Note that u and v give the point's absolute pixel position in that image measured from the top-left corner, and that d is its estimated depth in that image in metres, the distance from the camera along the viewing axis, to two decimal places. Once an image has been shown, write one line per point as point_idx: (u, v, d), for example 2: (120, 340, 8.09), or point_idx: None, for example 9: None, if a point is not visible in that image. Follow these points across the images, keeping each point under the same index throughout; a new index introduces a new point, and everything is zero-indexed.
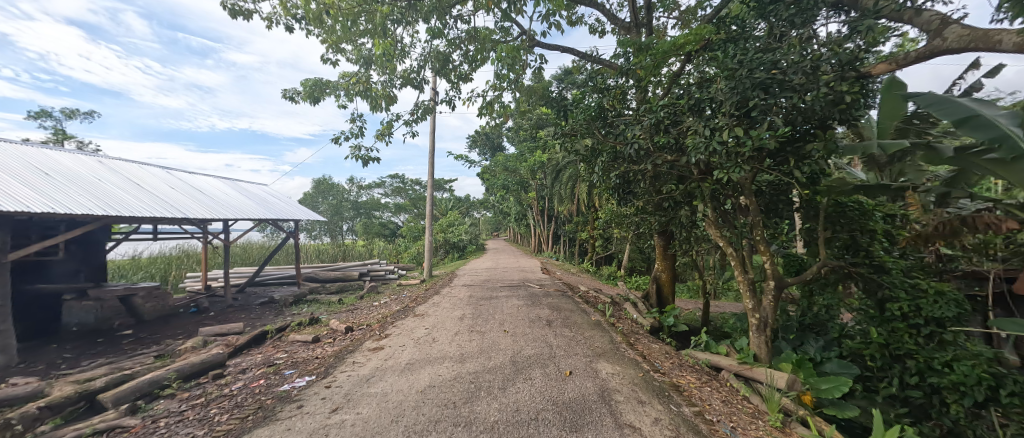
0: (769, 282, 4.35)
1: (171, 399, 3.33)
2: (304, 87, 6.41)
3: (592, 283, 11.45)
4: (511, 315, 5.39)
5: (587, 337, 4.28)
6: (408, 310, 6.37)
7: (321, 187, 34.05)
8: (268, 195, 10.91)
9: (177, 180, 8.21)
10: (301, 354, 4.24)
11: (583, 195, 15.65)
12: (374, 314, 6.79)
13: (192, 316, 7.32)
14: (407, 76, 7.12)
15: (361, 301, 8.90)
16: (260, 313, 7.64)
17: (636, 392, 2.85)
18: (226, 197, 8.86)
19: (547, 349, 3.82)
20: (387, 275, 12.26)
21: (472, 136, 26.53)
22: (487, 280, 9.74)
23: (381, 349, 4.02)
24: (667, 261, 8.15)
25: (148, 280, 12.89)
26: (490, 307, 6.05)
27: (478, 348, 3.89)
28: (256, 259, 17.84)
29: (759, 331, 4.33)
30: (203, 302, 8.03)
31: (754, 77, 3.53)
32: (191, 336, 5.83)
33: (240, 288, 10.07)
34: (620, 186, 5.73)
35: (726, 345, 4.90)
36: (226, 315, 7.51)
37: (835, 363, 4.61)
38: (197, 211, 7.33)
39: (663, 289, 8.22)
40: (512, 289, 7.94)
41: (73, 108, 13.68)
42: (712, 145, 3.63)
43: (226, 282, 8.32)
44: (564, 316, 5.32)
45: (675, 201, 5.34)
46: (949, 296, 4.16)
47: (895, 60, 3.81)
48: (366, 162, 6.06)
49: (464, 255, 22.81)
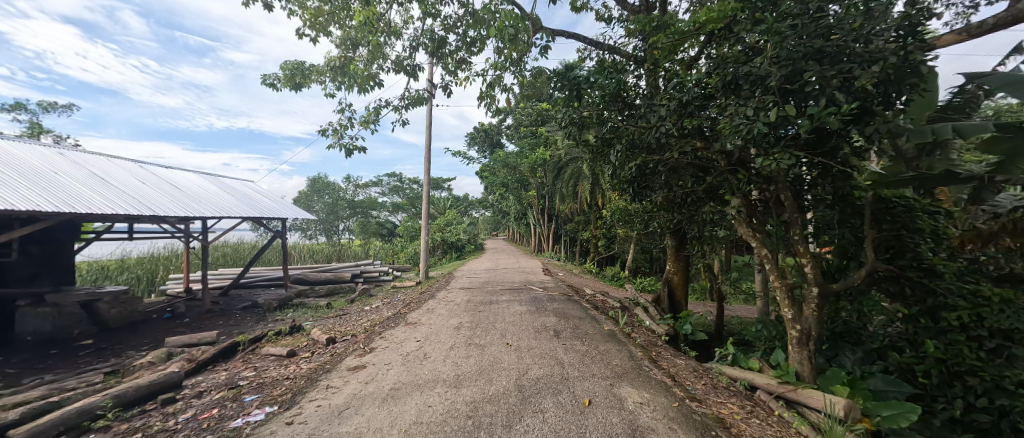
0: (811, 289, 3.76)
1: (102, 434, 2.72)
2: (283, 71, 5.79)
3: (597, 286, 10.90)
4: (514, 325, 4.81)
5: (602, 353, 3.70)
6: (399, 317, 5.80)
7: (317, 186, 33.40)
8: (255, 193, 10.30)
9: (150, 175, 7.58)
10: (270, 373, 3.64)
11: (586, 194, 15.08)
12: (363, 321, 6.21)
13: (163, 323, 6.70)
14: (399, 61, 6.53)
15: (351, 305, 8.31)
16: (240, 319, 7.04)
17: (675, 432, 2.27)
18: (206, 193, 8.25)
19: (558, 369, 3.24)
20: (381, 277, 11.69)
21: (472, 133, 25.95)
22: (486, 282, 9.15)
23: (363, 368, 3.42)
24: (680, 263, 7.62)
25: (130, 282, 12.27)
26: (489, 314, 5.46)
27: (476, 367, 3.31)
28: (246, 259, 17.19)
29: (801, 345, 3.74)
30: (178, 307, 7.44)
31: (807, 45, 2.95)
32: (155, 347, 5.23)
33: (223, 291, 9.46)
34: (635, 181, 5.15)
35: (757, 359, 4.32)
36: (202, 321, 6.90)
37: (883, 381, 4.03)
38: (171, 209, 6.73)
39: (675, 293, 7.66)
40: (514, 293, 7.39)
41: (51, 101, 13.03)
42: (755, 127, 3.03)
43: (204, 286, 7.72)
44: (573, 326, 4.74)
45: (696, 196, 4.77)
46: (1018, 305, 3.59)
47: (966, 30, 3.25)
48: (348, 152, 5.53)
49: (463, 255, 22.22)
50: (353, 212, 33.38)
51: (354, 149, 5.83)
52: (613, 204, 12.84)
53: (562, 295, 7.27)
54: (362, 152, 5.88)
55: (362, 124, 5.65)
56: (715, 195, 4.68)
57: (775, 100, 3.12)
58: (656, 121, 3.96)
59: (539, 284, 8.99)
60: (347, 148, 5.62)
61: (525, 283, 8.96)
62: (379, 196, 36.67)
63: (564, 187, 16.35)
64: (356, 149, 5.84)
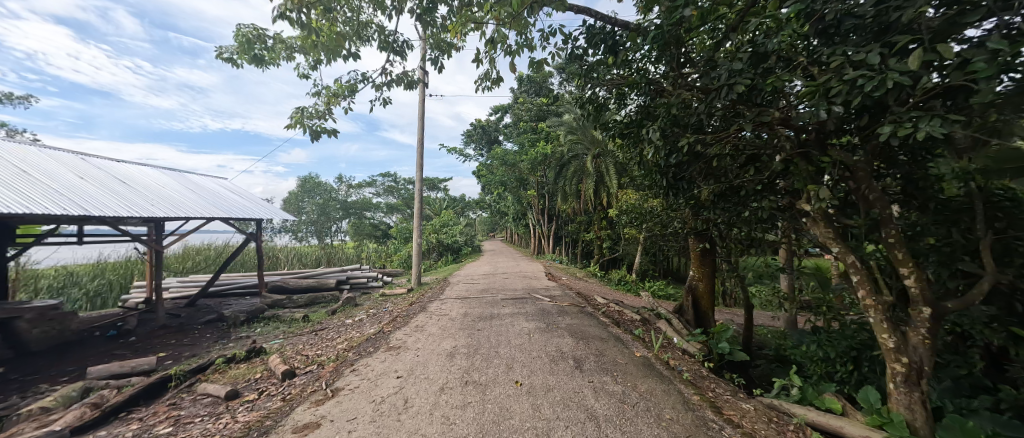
0: (923, 310, 2.80)
1: None
2: (236, 37, 4.77)
3: (606, 292, 9.98)
4: (522, 351, 3.84)
5: (646, 399, 2.73)
6: (381, 336, 4.82)
7: (307, 186, 32.17)
8: (226, 191, 9.24)
9: (92, 169, 6.51)
10: (190, 431, 2.64)
11: (591, 193, 14.16)
12: (339, 341, 5.22)
13: (103, 343, 5.65)
14: (383, 33, 5.55)
15: (331, 318, 7.29)
16: (197, 337, 6.02)
17: None
18: (163, 190, 7.19)
19: (593, 431, 2.26)
20: (370, 284, 10.71)
21: (468, 131, 25.08)
22: (485, 290, 8.17)
23: (315, 429, 2.42)
24: (706, 269, 6.76)
25: (105, 288, 11.15)
26: (491, 334, 4.48)
27: (475, 428, 2.32)
28: (222, 261, 15.96)
29: (909, 385, 2.81)
30: (127, 323, 6.38)
31: None
32: (75, 379, 4.20)
33: (190, 302, 8.43)
34: (670, 171, 4.17)
35: (834, 396, 3.37)
36: (152, 340, 5.87)
37: (990, 417, 2.98)
38: (109, 207, 5.66)
39: (701, 303, 6.71)
40: (517, 303, 6.44)
41: (11, 92, 11.97)
42: (889, 80, 2.02)
43: (158, 297, 6.68)
44: (596, 352, 3.77)
45: (750, 189, 3.80)
46: None
47: None
48: (313, 134, 4.66)
49: (459, 257, 21.24)
50: (346, 213, 32.22)
51: (322, 132, 4.90)
52: (621, 204, 11.91)
53: (574, 306, 6.30)
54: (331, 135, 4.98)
55: (331, 100, 4.75)
56: (772, 186, 3.72)
57: (909, 41, 2.11)
58: (710, 88, 2.97)
59: (544, 291, 8.03)
60: (311, 128, 4.70)
61: (529, 291, 7.99)
62: (373, 197, 35.72)
63: (567, 186, 15.41)
64: (325, 131, 4.94)
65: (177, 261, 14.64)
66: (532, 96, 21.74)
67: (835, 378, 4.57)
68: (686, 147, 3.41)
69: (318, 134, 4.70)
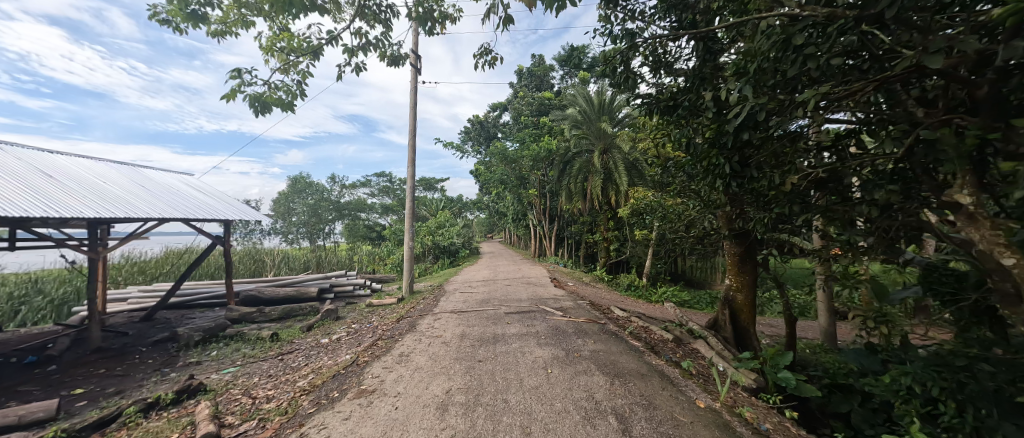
0: None
1: None
2: None
3: (619, 301, 8.94)
4: (540, 400, 2.79)
5: None
6: (354, 369, 3.75)
7: (297, 187, 30.76)
8: (190, 188, 8.11)
9: (11, 160, 5.40)
10: None
11: (598, 192, 13.18)
12: (303, 373, 4.13)
13: (12, 375, 4.55)
14: None
15: (306, 336, 6.24)
16: (135, 366, 4.93)
17: None
18: (106, 186, 6.08)
19: None
20: (357, 292, 9.68)
21: (466, 128, 24.16)
22: (485, 302, 7.11)
23: None
24: (746, 276, 5.73)
25: (71, 298, 9.60)
26: (495, 369, 3.43)
27: None
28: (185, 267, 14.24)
29: None
30: (52, 347, 5.26)
31: None
32: None
33: (145, 316, 7.32)
34: (738, 154, 3.11)
35: None
36: (77, 370, 4.77)
37: None
38: (22, 202, 4.56)
39: (739, 317, 5.70)
40: (524, 319, 5.43)
41: None
42: None
43: (94, 313, 5.56)
44: (643, 403, 2.73)
45: (854, 179, 2.76)
46: None
47: None
48: (261, 105, 3.54)
49: (457, 261, 20.13)
50: (339, 214, 31.15)
51: (275, 102, 3.75)
52: (633, 203, 10.93)
53: (593, 324, 5.27)
54: (285, 110, 3.91)
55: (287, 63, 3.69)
56: (879, 174, 2.73)
57: None
58: (841, 19, 1.94)
59: (554, 303, 6.98)
60: (259, 99, 3.60)
61: (536, 302, 6.94)
62: (368, 197, 34.75)
63: (571, 184, 14.40)
64: (279, 104, 3.84)
65: (139, 269, 12.98)
66: (533, 90, 20.91)
67: (938, 422, 3.57)
68: (782, 112, 2.36)
69: (267, 106, 3.65)
